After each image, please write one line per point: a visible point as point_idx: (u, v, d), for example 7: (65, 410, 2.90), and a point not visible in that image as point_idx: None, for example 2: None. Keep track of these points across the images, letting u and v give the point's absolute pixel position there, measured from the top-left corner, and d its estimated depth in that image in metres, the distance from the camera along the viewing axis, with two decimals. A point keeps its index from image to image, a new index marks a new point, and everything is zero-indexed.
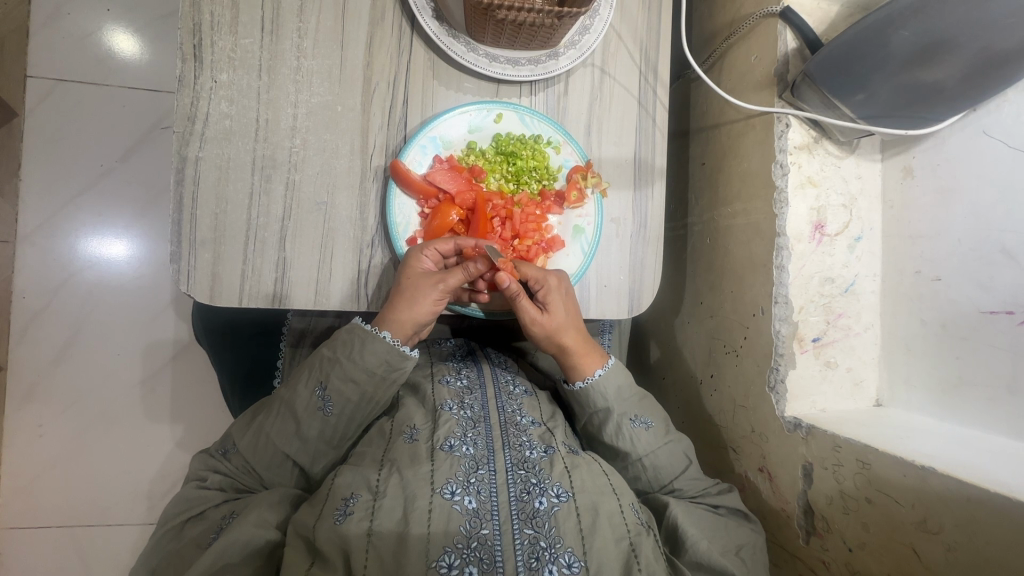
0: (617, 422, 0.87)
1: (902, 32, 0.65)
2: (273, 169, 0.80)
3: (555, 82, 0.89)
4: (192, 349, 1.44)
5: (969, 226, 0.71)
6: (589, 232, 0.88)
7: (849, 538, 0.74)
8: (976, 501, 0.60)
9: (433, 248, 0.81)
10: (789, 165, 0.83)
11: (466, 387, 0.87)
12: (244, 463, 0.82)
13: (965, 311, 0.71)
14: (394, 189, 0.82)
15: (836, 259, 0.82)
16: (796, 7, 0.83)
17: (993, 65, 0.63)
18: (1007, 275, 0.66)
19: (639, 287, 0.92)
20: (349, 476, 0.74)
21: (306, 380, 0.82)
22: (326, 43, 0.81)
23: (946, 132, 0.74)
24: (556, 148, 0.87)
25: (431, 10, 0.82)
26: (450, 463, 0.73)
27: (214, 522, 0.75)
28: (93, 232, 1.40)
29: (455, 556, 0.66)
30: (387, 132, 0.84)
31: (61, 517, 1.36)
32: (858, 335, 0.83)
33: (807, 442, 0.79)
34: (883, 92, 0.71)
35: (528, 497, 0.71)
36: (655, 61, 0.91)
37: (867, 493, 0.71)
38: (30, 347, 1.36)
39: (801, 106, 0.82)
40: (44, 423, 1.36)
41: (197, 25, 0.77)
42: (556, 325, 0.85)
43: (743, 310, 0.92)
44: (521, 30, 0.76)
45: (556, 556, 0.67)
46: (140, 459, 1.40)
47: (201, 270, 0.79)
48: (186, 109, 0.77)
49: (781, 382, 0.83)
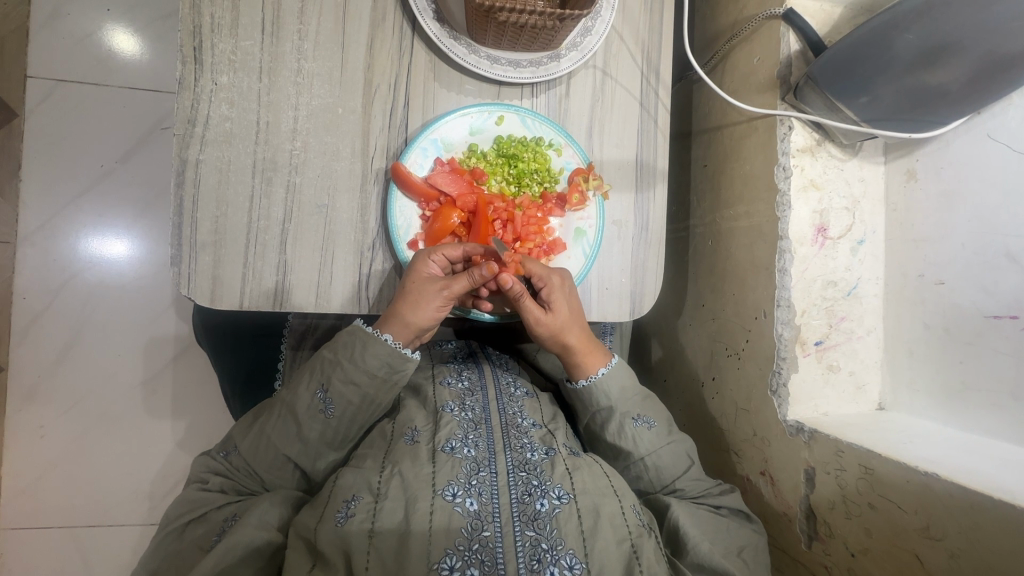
0: (620, 421, 0.86)
1: (905, 36, 0.65)
2: (274, 171, 0.80)
3: (556, 84, 0.88)
4: (192, 349, 1.44)
5: (973, 230, 0.70)
6: (591, 236, 0.88)
7: (851, 543, 0.73)
8: (981, 507, 0.60)
9: (440, 254, 0.80)
10: (791, 167, 0.82)
11: (467, 389, 0.87)
12: (245, 465, 0.81)
13: (969, 315, 0.71)
14: (395, 192, 0.82)
15: (839, 262, 0.82)
16: (799, 8, 0.83)
17: (998, 69, 0.62)
18: (1011, 279, 0.66)
19: (640, 289, 0.92)
20: (350, 478, 0.74)
21: (307, 382, 0.82)
22: (327, 46, 0.81)
23: (950, 135, 0.74)
24: (558, 150, 0.87)
25: (432, 12, 0.81)
26: (451, 464, 0.73)
27: (215, 524, 0.75)
28: (93, 232, 1.39)
29: (456, 558, 0.66)
30: (388, 134, 0.84)
31: (62, 517, 1.36)
32: (860, 338, 0.82)
33: (809, 446, 0.79)
34: (887, 95, 0.70)
35: (529, 499, 0.71)
36: (657, 63, 0.90)
37: (870, 498, 0.71)
38: (31, 348, 1.36)
39: (804, 108, 0.82)
40: (45, 424, 1.36)
41: (197, 27, 0.77)
42: (560, 324, 0.84)
43: (746, 313, 0.91)
44: (522, 31, 0.76)
45: (557, 558, 0.67)
46: (141, 460, 1.40)
47: (201, 273, 0.78)
48: (186, 111, 0.77)
49: (782, 386, 0.83)
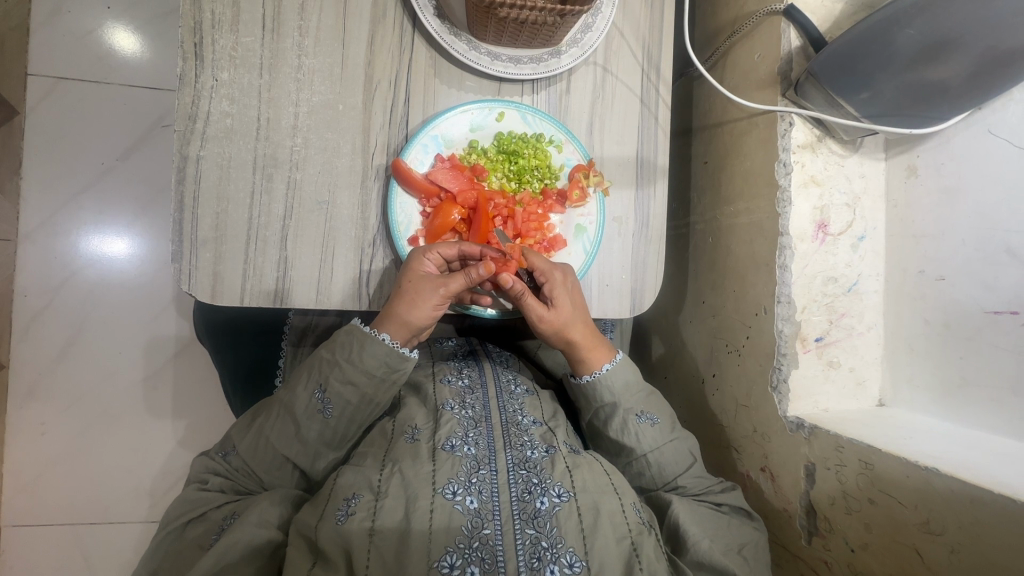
0: (623, 417, 0.87)
1: (906, 31, 0.65)
2: (275, 168, 0.80)
3: (556, 81, 0.88)
4: (193, 347, 1.44)
5: (973, 226, 0.71)
6: (591, 232, 0.88)
7: (851, 539, 0.74)
8: (980, 502, 0.60)
9: (435, 252, 0.81)
10: (792, 164, 0.82)
11: (467, 387, 0.87)
12: (243, 465, 0.81)
13: (969, 311, 0.71)
14: (396, 188, 0.82)
15: (839, 258, 0.82)
16: (799, 5, 0.83)
17: (999, 64, 0.62)
18: (1011, 275, 0.66)
19: (641, 286, 0.92)
20: (350, 477, 0.74)
21: (305, 382, 0.82)
22: (327, 42, 0.81)
23: (951, 131, 0.74)
24: (558, 147, 0.87)
25: (433, 8, 0.81)
26: (452, 463, 0.73)
27: (214, 523, 0.76)
28: (94, 230, 1.39)
29: (456, 556, 0.66)
30: (388, 131, 0.84)
31: (63, 515, 1.36)
32: (860, 335, 0.82)
33: (809, 442, 0.79)
34: (887, 91, 0.71)
35: (529, 497, 0.71)
36: (658, 59, 0.90)
37: (869, 493, 0.71)
38: (31, 346, 1.36)
39: (805, 104, 0.82)
40: (46, 421, 1.36)
41: (198, 23, 0.77)
42: (562, 320, 0.84)
43: (745, 309, 0.91)
44: (522, 28, 0.76)
45: (557, 556, 0.67)
46: (142, 457, 1.40)
47: (202, 270, 0.78)
48: (187, 108, 0.77)
49: (783, 382, 0.83)
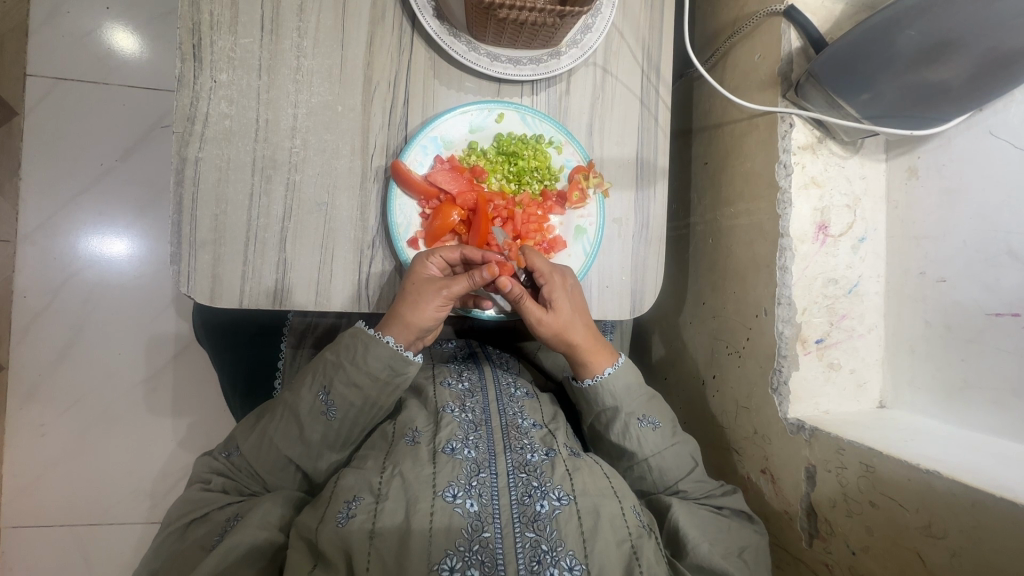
0: (625, 422, 0.86)
1: (907, 32, 0.64)
2: (274, 169, 0.79)
3: (555, 82, 0.88)
4: (192, 347, 1.44)
5: (974, 227, 0.70)
6: (591, 234, 0.88)
7: (852, 541, 0.73)
8: (982, 506, 0.60)
9: (438, 257, 0.81)
10: (792, 164, 0.82)
11: (467, 390, 0.87)
12: (246, 465, 0.81)
13: (971, 313, 0.70)
14: (395, 190, 0.82)
15: (840, 259, 0.82)
16: (800, 5, 0.82)
17: (1001, 65, 0.62)
18: (1013, 277, 0.66)
19: (641, 287, 0.92)
20: (351, 480, 0.74)
21: (309, 384, 0.81)
22: (326, 43, 0.81)
23: (952, 132, 0.74)
24: (558, 148, 0.87)
25: (432, 9, 0.81)
26: (452, 466, 0.73)
27: (218, 523, 0.75)
28: (93, 230, 1.39)
29: (457, 559, 0.66)
30: (388, 132, 0.83)
31: (63, 517, 1.36)
32: (861, 336, 0.82)
33: (810, 444, 0.79)
34: (889, 92, 0.70)
35: (529, 501, 0.71)
36: (658, 60, 0.90)
37: (870, 496, 0.71)
38: (31, 347, 1.36)
39: (805, 106, 0.82)
40: (46, 422, 1.36)
41: (197, 24, 0.77)
42: (563, 322, 0.84)
43: (746, 311, 0.91)
44: (522, 29, 0.75)
45: (557, 560, 0.67)
46: (142, 458, 1.40)
47: (201, 272, 0.78)
48: (185, 109, 0.77)
49: (783, 384, 0.83)
